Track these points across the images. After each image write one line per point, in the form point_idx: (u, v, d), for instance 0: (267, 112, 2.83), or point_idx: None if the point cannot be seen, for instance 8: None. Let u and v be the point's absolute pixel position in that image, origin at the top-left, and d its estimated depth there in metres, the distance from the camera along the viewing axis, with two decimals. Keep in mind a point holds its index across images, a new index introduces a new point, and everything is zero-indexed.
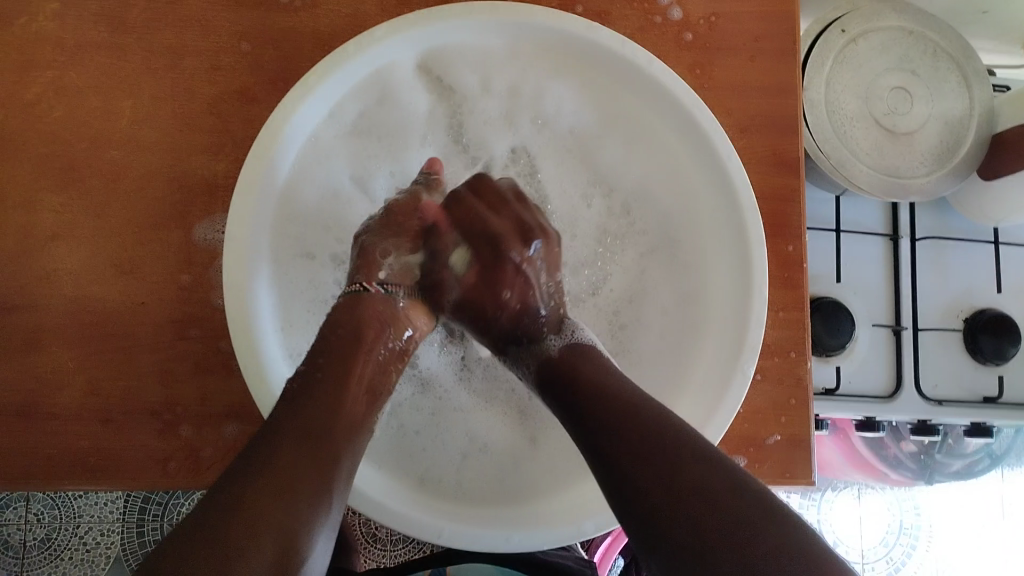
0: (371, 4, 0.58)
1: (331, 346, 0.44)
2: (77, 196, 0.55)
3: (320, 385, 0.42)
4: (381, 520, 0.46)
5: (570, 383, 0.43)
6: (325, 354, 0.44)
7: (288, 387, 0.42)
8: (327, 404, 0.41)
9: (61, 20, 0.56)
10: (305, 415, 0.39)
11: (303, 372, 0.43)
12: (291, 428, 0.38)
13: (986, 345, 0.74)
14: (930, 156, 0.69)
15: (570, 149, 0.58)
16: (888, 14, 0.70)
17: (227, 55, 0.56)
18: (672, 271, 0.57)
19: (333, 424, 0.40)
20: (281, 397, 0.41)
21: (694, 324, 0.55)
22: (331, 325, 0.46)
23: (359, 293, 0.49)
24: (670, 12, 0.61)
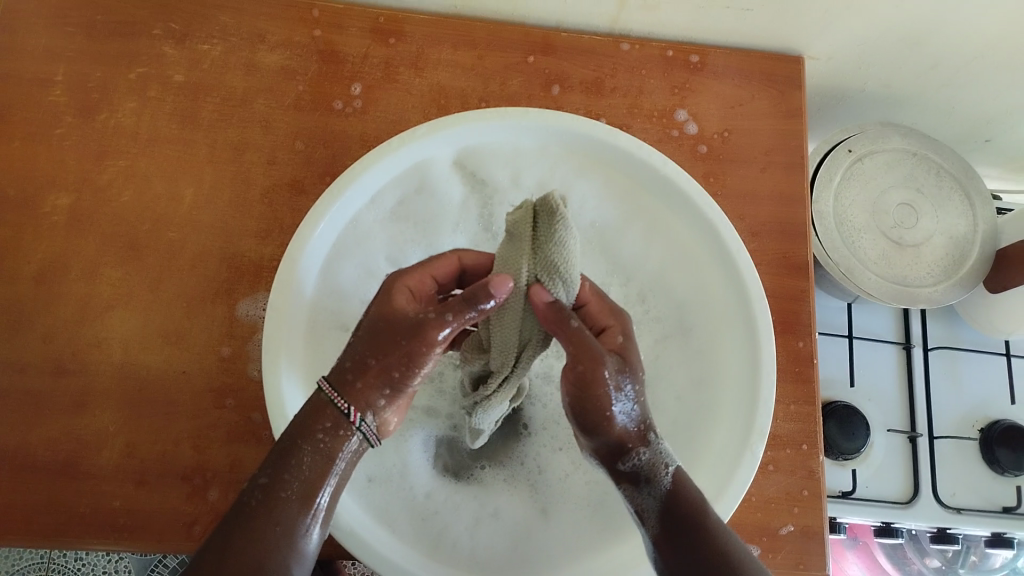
0: (414, 112, 0.64)
1: (312, 446, 0.45)
2: (134, 271, 0.60)
3: (282, 509, 0.43)
4: (388, 574, 0.47)
5: (662, 535, 0.46)
6: (293, 470, 0.44)
7: (248, 498, 0.43)
8: (284, 529, 0.43)
9: (137, 116, 0.63)
10: (253, 555, 0.42)
11: (263, 486, 0.44)
12: (239, 573, 0.41)
13: (1004, 456, 0.75)
14: (936, 266, 0.73)
15: (592, 241, 0.62)
16: (892, 136, 0.74)
17: (282, 151, 0.62)
18: (685, 357, 0.60)
19: (278, 563, 0.42)
20: (236, 514, 0.43)
21: (705, 409, 0.57)
22: (304, 430, 0.45)
23: (337, 416, 0.45)
24: (686, 127, 0.67)
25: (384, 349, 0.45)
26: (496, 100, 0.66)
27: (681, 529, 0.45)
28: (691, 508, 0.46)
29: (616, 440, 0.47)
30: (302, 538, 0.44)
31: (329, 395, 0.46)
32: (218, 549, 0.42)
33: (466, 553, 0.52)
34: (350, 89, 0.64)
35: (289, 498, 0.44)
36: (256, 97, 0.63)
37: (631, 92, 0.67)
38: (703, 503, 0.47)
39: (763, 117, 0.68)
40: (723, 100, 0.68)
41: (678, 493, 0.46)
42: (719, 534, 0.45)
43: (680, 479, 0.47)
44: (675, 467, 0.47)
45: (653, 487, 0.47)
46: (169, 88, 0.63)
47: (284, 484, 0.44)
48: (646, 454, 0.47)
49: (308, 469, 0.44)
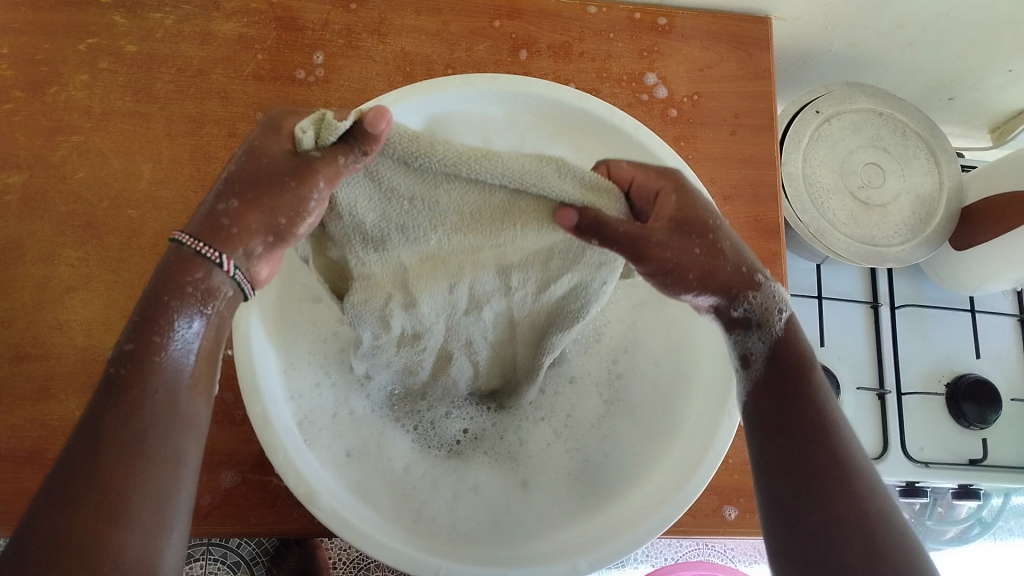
0: (378, 79, 0.63)
1: (175, 301, 0.37)
2: (93, 251, 0.58)
3: (157, 374, 0.36)
4: (365, 549, 0.46)
5: (762, 386, 0.46)
6: (162, 326, 0.37)
7: (111, 372, 0.36)
8: (167, 396, 0.36)
9: (88, 90, 0.60)
10: (133, 427, 0.35)
11: (128, 353, 0.36)
12: (114, 456, 0.34)
13: (968, 410, 0.77)
14: (904, 225, 0.74)
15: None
16: (858, 96, 0.74)
17: (242, 124, 0.61)
18: (663, 321, 0.58)
19: (162, 429, 0.36)
20: (104, 394, 0.36)
21: (682, 377, 0.56)
22: (168, 279, 0.37)
23: (208, 264, 0.38)
24: (656, 91, 0.66)
25: (260, 184, 0.38)
26: (463, 67, 0.64)
27: (782, 378, 0.45)
28: (797, 363, 0.45)
29: (724, 288, 0.44)
30: (178, 400, 0.37)
31: (188, 243, 0.37)
32: (88, 432, 0.35)
33: (445, 527, 0.52)
34: (312, 58, 0.62)
35: (160, 361, 0.37)
36: (214, 68, 0.61)
37: (599, 57, 0.66)
38: (810, 363, 0.45)
39: (731, 79, 0.67)
40: (692, 62, 0.67)
41: (785, 345, 0.45)
42: (819, 389, 0.44)
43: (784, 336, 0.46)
44: (788, 313, 0.46)
45: (764, 331, 0.46)
46: (122, 60, 0.61)
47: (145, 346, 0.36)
48: (757, 299, 0.45)
49: (180, 323, 0.37)
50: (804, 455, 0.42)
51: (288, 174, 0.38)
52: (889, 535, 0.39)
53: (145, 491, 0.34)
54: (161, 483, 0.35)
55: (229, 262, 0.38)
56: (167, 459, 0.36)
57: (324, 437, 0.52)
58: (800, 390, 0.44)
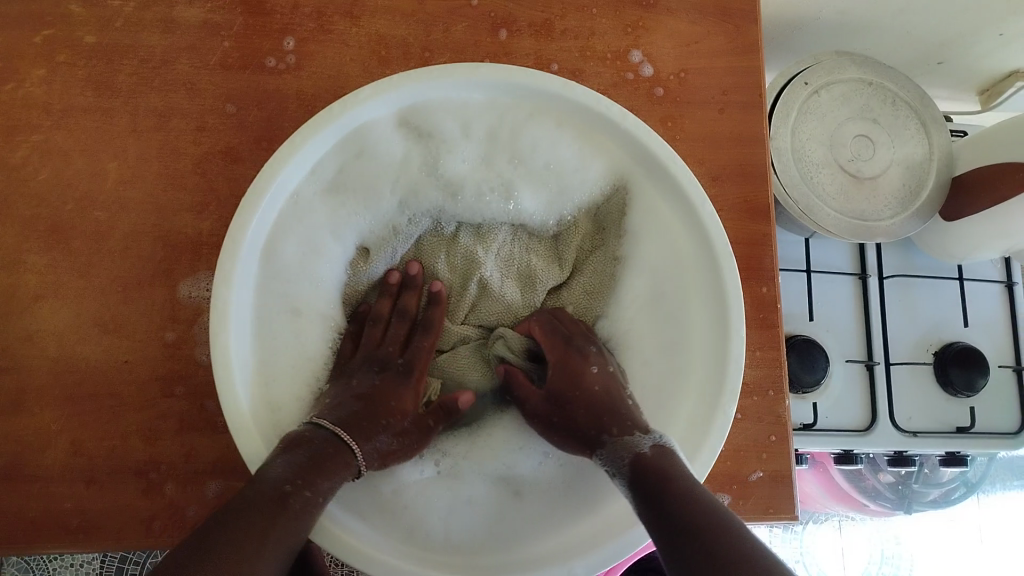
0: (353, 64, 0.60)
1: (333, 473, 0.45)
2: (61, 257, 0.56)
3: (307, 518, 0.42)
4: (361, 565, 0.46)
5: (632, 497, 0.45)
6: (320, 490, 0.44)
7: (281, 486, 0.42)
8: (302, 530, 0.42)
9: (46, 85, 0.57)
10: (279, 547, 0.40)
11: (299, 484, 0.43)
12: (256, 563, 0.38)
13: (955, 376, 0.76)
14: (894, 198, 0.72)
15: (551, 180, 0.59)
16: (848, 66, 0.73)
17: (211, 117, 0.58)
18: (659, 318, 0.58)
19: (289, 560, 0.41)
20: (273, 494, 0.41)
21: (675, 373, 0.56)
22: (329, 461, 0.46)
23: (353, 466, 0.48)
24: (642, 69, 0.64)
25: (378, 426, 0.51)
26: (441, 49, 0.61)
27: (643, 492, 0.44)
28: (657, 468, 0.45)
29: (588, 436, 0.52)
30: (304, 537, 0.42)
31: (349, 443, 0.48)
32: (242, 514, 0.39)
33: (441, 539, 0.51)
34: (283, 44, 0.59)
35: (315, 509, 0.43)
36: (178, 57, 0.58)
37: (582, 34, 0.63)
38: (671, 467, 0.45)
39: (718, 54, 0.65)
40: (678, 36, 0.64)
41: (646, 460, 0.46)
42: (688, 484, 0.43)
43: (642, 454, 0.47)
44: (653, 444, 0.48)
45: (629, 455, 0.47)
46: (80, 51, 0.58)
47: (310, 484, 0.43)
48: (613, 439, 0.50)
49: (327, 490, 0.44)
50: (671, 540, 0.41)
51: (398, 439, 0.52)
52: None
53: None
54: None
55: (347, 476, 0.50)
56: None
57: None
58: (664, 488, 0.43)
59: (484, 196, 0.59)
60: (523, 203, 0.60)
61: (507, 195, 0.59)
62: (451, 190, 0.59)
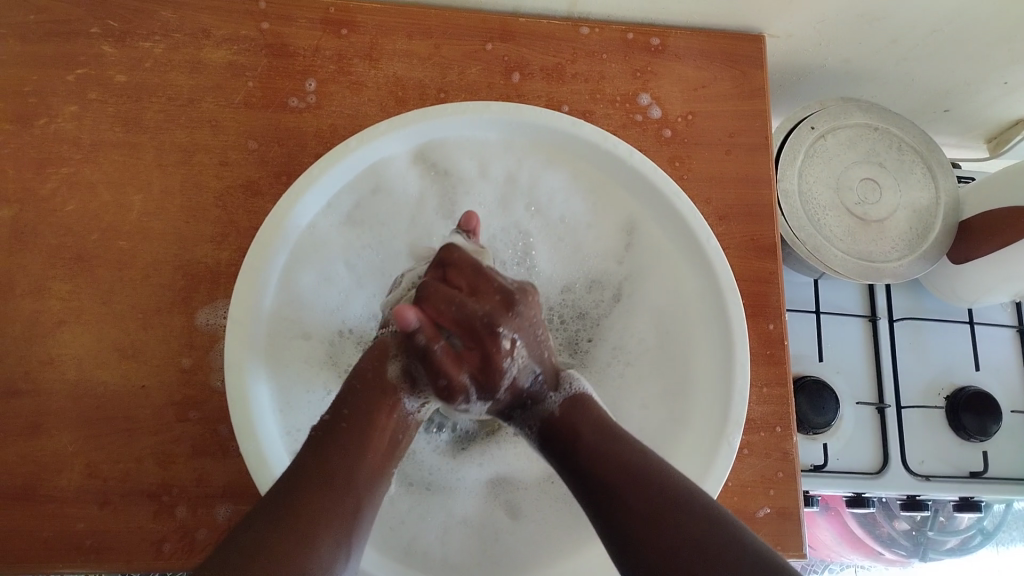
0: (371, 104, 0.62)
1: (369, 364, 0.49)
2: (86, 284, 0.58)
3: (346, 443, 0.45)
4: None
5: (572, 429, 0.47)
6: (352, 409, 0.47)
7: (314, 433, 0.46)
8: (350, 460, 0.45)
9: (78, 121, 0.60)
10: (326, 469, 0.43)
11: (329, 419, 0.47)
12: (308, 488, 0.42)
13: (967, 422, 0.76)
14: (901, 240, 0.73)
15: (565, 238, 0.61)
16: (853, 112, 0.75)
17: (233, 152, 0.60)
18: (662, 362, 0.60)
19: (347, 481, 0.44)
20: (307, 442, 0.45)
21: (678, 417, 0.57)
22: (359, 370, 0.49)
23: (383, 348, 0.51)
24: (650, 111, 0.66)
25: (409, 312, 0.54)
26: (455, 90, 0.64)
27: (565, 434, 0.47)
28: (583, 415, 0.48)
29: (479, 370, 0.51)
30: (365, 471, 0.45)
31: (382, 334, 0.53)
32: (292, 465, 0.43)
33: (440, 559, 0.53)
34: (304, 84, 0.62)
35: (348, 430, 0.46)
36: (203, 96, 0.61)
37: (592, 78, 0.65)
38: (600, 420, 0.47)
39: (726, 97, 0.67)
40: (685, 81, 0.66)
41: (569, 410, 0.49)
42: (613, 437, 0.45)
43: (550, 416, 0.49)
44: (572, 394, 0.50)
45: (539, 405, 0.50)
46: (111, 90, 0.60)
47: (330, 457, 0.44)
48: (552, 396, 0.50)
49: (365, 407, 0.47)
50: (595, 470, 0.44)
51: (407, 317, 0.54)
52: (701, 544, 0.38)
53: (314, 531, 0.40)
54: (333, 527, 0.41)
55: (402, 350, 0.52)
56: (337, 508, 0.42)
57: None
58: (585, 436, 0.46)
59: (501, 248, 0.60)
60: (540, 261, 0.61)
61: (528, 247, 0.60)
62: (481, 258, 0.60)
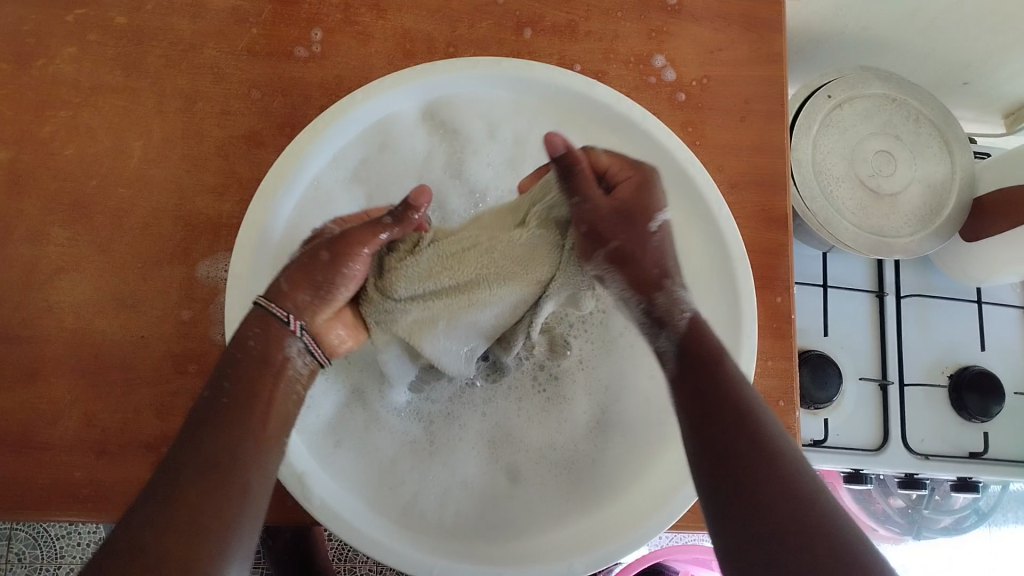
0: (378, 56, 0.61)
1: (253, 331, 0.46)
2: (83, 232, 0.57)
3: (228, 411, 0.42)
4: (347, 539, 0.47)
5: (701, 365, 0.45)
6: (231, 374, 0.44)
7: (195, 406, 0.43)
8: (229, 430, 0.42)
9: (77, 63, 0.58)
10: (211, 448, 0.41)
11: (213, 383, 0.44)
12: (188, 477, 0.39)
13: (970, 402, 0.75)
14: (913, 216, 0.72)
15: None
16: (871, 82, 0.73)
17: (236, 101, 0.59)
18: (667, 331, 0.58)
19: (236, 456, 0.41)
20: (184, 425, 0.42)
21: None
22: (239, 331, 0.46)
23: (278, 322, 0.47)
24: (664, 74, 0.64)
25: (305, 278, 0.48)
26: (466, 45, 0.62)
27: (693, 371, 0.45)
28: (706, 351, 0.46)
29: (639, 280, 0.49)
30: (253, 430, 0.43)
31: (267, 308, 0.47)
32: (174, 452, 0.41)
33: (434, 521, 0.53)
34: (310, 34, 0.60)
35: (231, 390, 0.43)
36: (207, 42, 0.59)
37: (606, 37, 0.63)
38: (719, 352, 0.46)
39: (743, 61, 0.65)
40: (702, 43, 0.65)
41: (692, 338, 0.47)
42: (733, 376, 0.44)
43: (684, 332, 0.47)
44: (690, 314, 0.48)
45: (668, 330, 0.48)
46: (112, 33, 0.59)
47: (212, 434, 0.41)
48: (662, 299, 0.49)
49: (248, 365, 0.44)
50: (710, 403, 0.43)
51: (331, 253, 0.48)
52: (805, 497, 0.38)
53: (207, 531, 0.38)
54: (227, 506, 0.39)
55: (297, 325, 0.47)
56: (226, 500, 0.39)
57: (315, 422, 0.53)
58: (714, 369, 0.45)
59: None
60: None
61: None
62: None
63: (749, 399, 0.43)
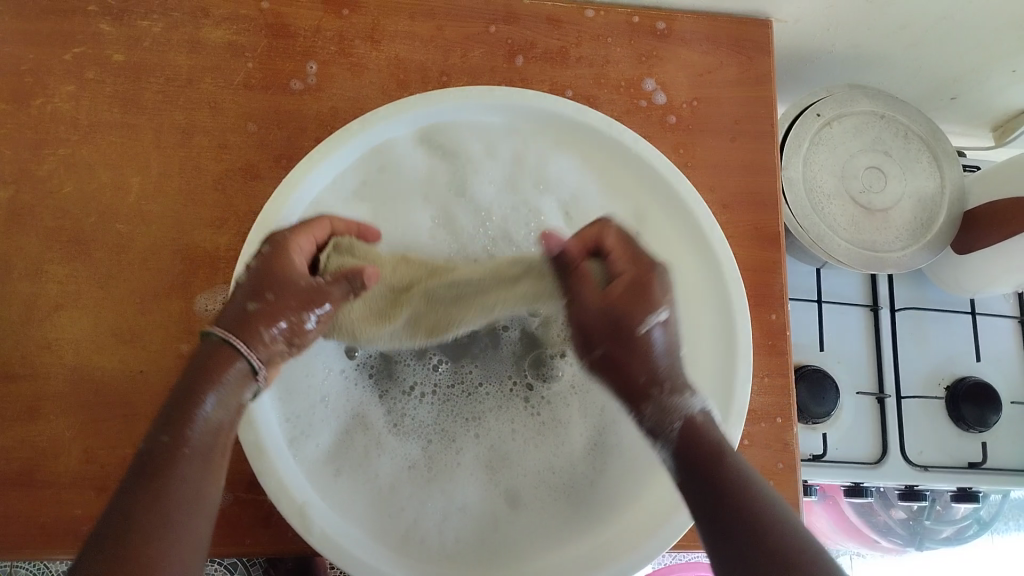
0: (371, 87, 0.61)
1: (217, 378, 0.41)
2: (82, 267, 0.57)
3: (184, 465, 0.39)
4: (348, 567, 0.48)
5: (695, 465, 0.41)
6: (193, 419, 0.40)
7: (144, 449, 0.39)
8: (187, 488, 0.39)
9: (74, 101, 0.59)
10: (160, 507, 0.38)
11: (168, 424, 0.39)
12: (140, 540, 0.36)
13: (967, 412, 0.76)
14: (905, 230, 0.73)
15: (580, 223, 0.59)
16: (860, 99, 0.74)
17: (232, 135, 0.59)
18: None
19: (188, 513, 0.38)
20: (130, 468, 0.38)
21: None
22: (203, 366, 0.41)
23: (242, 363, 0.42)
24: (655, 97, 0.65)
25: (268, 321, 0.43)
26: (458, 74, 0.63)
27: (692, 473, 0.41)
28: (709, 452, 0.42)
29: (628, 386, 0.45)
30: (206, 482, 0.40)
31: (233, 342, 0.42)
32: (118, 506, 0.37)
33: (435, 547, 0.53)
34: (305, 67, 0.61)
35: (195, 439, 0.40)
36: (202, 77, 0.60)
37: (597, 63, 0.64)
38: (721, 451, 0.42)
39: (733, 83, 0.66)
40: (692, 66, 0.65)
41: (690, 441, 0.42)
42: (737, 472, 0.41)
43: (694, 420, 0.43)
44: (696, 410, 0.43)
45: (663, 436, 0.43)
46: (108, 70, 0.60)
47: (164, 488, 0.38)
48: (648, 410, 0.44)
49: (208, 410, 0.40)
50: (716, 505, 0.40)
51: (296, 305, 0.44)
52: None
53: None
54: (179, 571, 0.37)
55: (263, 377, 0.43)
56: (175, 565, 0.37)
57: (315, 451, 0.53)
58: (714, 469, 0.41)
59: (513, 227, 0.58)
60: None
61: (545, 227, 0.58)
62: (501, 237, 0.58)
63: (764, 505, 0.39)
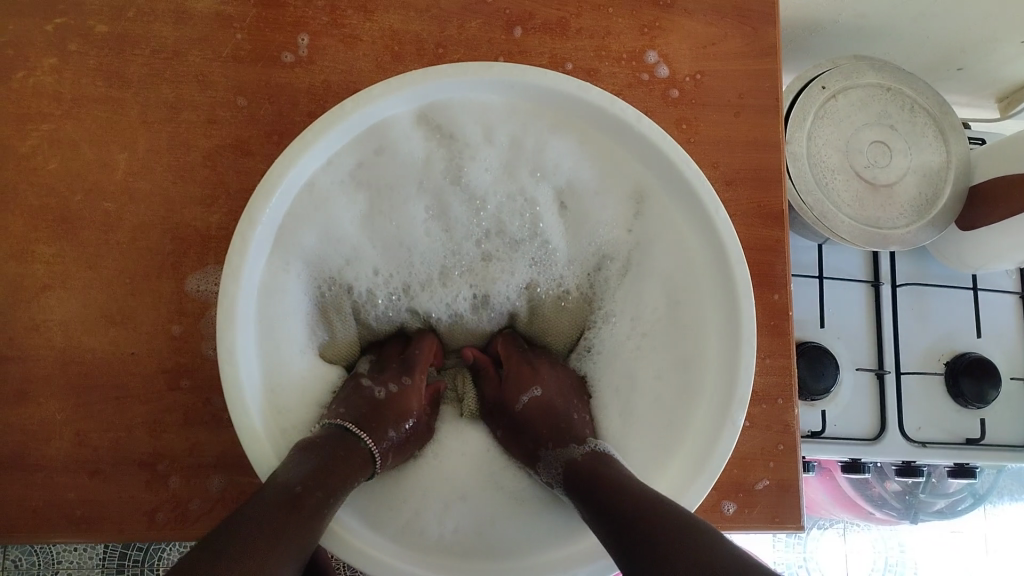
0: (365, 60, 0.59)
1: (353, 452, 0.48)
2: (69, 248, 0.55)
3: (314, 517, 0.40)
4: (351, 560, 0.47)
5: (595, 485, 0.47)
6: (328, 485, 0.42)
7: (277, 487, 0.41)
8: (308, 530, 0.39)
9: (57, 74, 0.57)
10: (282, 532, 0.38)
11: (303, 475, 0.42)
12: (262, 545, 0.36)
13: (966, 388, 0.75)
14: (910, 206, 0.72)
15: (575, 209, 0.61)
16: (866, 71, 0.72)
17: (222, 110, 0.58)
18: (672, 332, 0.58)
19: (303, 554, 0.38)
20: (259, 495, 0.40)
21: (686, 391, 0.56)
22: (340, 446, 0.47)
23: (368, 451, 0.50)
24: (657, 70, 0.63)
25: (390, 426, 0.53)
26: (455, 46, 0.61)
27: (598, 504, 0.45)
28: (594, 470, 0.49)
29: (528, 452, 0.56)
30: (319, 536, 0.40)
31: (361, 433, 0.50)
32: (242, 516, 0.37)
33: (435, 537, 0.52)
34: (296, 39, 0.58)
35: (325, 497, 0.42)
36: (189, 49, 0.58)
37: (598, 34, 0.62)
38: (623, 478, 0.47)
39: (737, 56, 0.64)
40: (695, 38, 0.63)
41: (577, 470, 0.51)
42: (642, 491, 0.44)
43: (577, 458, 0.52)
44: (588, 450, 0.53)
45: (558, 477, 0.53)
46: (91, 41, 0.57)
47: (297, 530, 0.39)
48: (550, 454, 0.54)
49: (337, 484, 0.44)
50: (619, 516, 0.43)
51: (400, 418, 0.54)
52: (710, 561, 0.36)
53: None
54: None
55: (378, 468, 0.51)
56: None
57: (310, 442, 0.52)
58: (615, 494, 0.45)
59: (507, 216, 0.60)
60: (551, 233, 0.61)
61: (536, 220, 0.61)
62: (493, 231, 0.61)
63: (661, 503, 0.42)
